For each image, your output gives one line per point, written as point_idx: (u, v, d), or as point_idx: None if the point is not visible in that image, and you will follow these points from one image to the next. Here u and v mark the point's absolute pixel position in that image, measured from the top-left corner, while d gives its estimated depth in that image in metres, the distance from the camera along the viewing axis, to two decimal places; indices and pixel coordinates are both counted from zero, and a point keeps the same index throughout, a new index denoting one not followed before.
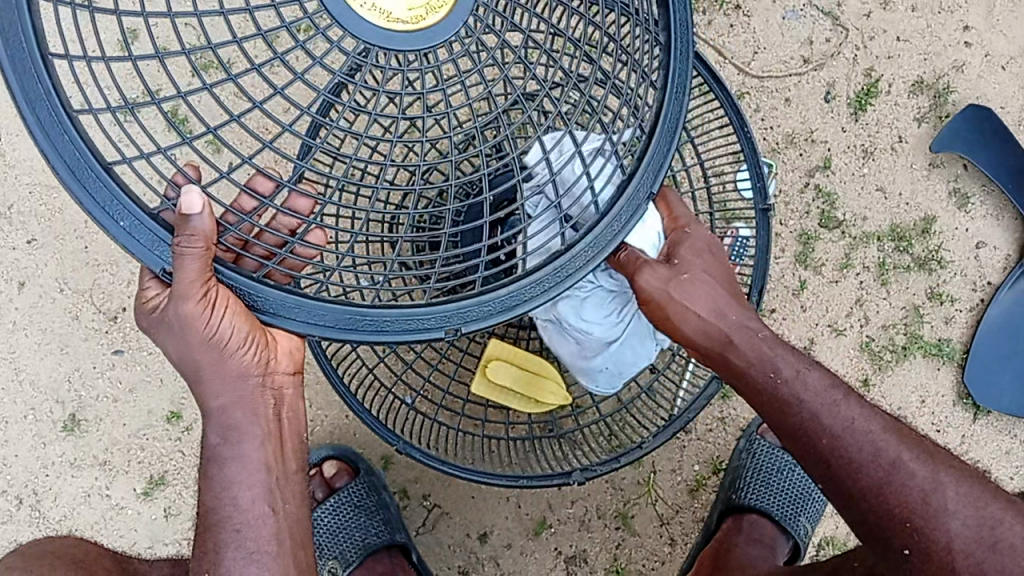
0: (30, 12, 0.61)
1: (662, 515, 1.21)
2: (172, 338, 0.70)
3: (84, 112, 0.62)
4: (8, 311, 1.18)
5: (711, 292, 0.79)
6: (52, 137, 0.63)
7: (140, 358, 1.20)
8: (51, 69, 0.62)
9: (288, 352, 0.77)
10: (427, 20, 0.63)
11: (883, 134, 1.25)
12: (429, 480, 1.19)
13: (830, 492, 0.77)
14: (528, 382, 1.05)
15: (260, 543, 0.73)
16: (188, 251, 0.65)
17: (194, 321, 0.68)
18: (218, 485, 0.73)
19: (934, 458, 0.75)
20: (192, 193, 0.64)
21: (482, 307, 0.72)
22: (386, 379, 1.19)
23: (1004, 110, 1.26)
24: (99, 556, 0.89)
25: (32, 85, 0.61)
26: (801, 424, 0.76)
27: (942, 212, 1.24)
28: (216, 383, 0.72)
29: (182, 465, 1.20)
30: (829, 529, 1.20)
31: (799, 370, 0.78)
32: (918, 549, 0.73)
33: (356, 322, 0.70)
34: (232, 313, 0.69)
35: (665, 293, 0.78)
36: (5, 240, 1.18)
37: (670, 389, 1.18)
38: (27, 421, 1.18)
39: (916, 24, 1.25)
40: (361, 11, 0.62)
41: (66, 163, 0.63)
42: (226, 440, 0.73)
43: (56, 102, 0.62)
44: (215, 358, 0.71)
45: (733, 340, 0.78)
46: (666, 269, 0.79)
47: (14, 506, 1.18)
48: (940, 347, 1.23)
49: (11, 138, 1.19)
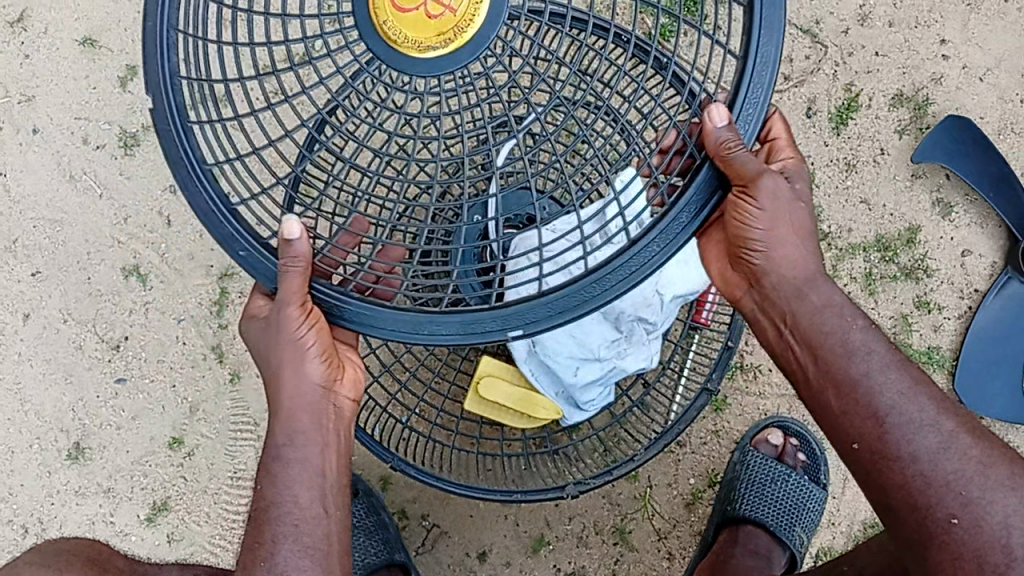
0: (173, 90, 0.70)
1: (659, 529, 1.22)
2: (269, 343, 0.76)
3: (215, 164, 0.70)
4: (13, 342, 1.22)
5: (810, 230, 0.80)
6: (191, 189, 0.71)
7: (142, 386, 1.22)
8: (187, 132, 0.71)
9: (352, 379, 0.80)
10: (459, 39, 0.65)
11: (865, 147, 1.27)
12: (429, 499, 1.21)
13: (864, 454, 0.74)
14: (521, 400, 1.06)
15: (315, 539, 0.74)
16: (291, 270, 0.71)
17: (289, 328, 0.73)
18: (279, 483, 0.75)
19: (983, 440, 0.74)
20: (293, 221, 0.70)
21: (544, 307, 0.71)
22: (384, 400, 1.22)
23: (983, 120, 1.28)
24: (112, 556, 0.91)
25: (174, 144, 0.70)
26: (865, 372, 0.75)
27: (926, 222, 1.27)
28: (291, 386, 0.75)
29: (183, 491, 1.22)
30: (825, 539, 1.21)
31: (870, 323, 0.78)
32: (968, 518, 0.71)
33: (423, 324, 0.71)
34: (320, 328, 0.74)
35: (759, 210, 0.76)
36: (11, 273, 1.22)
37: (664, 401, 1.19)
38: (32, 449, 1.22)
39: (893, 39, 1.28)
40: (395, 47, 0.66)
41: (201, 208, 0.71)
42: (291, 441, 0.75)
43: (192, 160, 0.71)
44: (297, 364, 0.75)
45: (816, 278, 0.79)
46: (782, 187, 0.77)
47: (20, 534, 1.21)
48: (929, 354, 1.26)
49: (15, 175, 1.23)
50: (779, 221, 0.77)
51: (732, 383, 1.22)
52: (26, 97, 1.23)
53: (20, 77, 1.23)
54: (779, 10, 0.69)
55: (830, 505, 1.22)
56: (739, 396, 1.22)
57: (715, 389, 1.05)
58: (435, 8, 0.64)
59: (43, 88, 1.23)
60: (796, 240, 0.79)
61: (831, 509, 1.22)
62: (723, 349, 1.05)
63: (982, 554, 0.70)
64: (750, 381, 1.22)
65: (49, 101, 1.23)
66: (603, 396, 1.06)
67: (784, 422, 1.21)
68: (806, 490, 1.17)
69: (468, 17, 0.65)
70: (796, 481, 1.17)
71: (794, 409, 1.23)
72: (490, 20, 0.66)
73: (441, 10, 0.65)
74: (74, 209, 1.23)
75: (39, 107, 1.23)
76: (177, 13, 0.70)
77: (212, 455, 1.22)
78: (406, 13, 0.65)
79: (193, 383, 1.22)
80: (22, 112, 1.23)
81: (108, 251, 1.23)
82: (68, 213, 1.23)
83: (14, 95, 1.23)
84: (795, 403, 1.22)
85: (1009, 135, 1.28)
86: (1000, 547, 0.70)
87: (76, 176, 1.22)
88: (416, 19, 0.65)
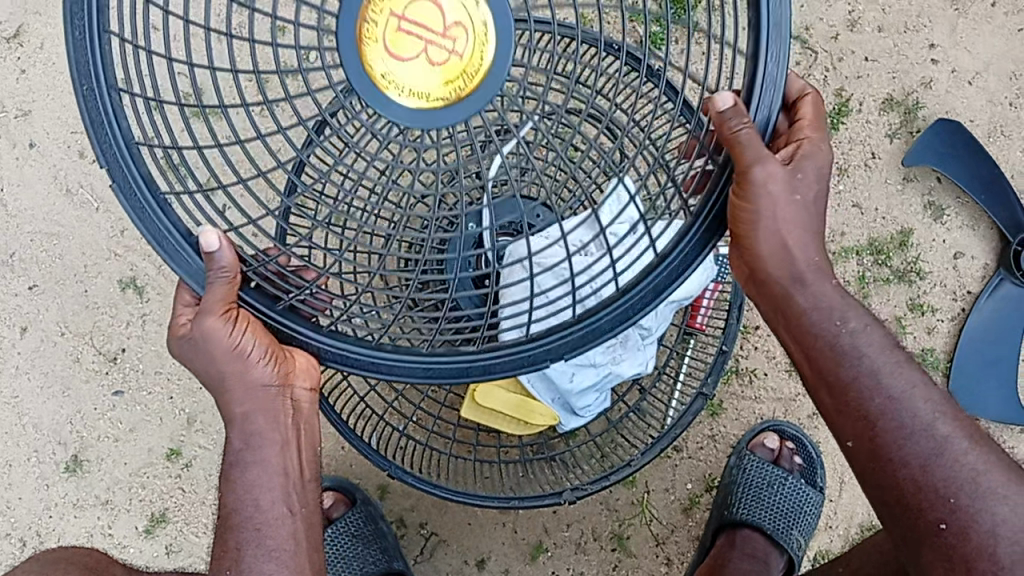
0: (133, 161, 0.66)
1: (657, 534, 1.22)
2: (206, 359, 0.73)
3: (171, 194, 0.67)
4: (11, 356, 1.22)
5: (808, 222, 0.74)
6: (145, 217, 0.68)
7: (139, 399, 1.22)
8: (163, 206, 0.68)
9: (307, 369, 0.75)
10: (468, 86, 0.63)
11: (857, 151, 1.28)
12: (426, 508, 1.21)
13: (858, 452, 0.75)
14: (517, 407, 1.07)
15: (279, 541, 0.75)
16: (217, 284, 0.69)
17: (218, 338, 0.71)
18: (243, 488, 0.75)
19: (981, 446, 0.74)
20: (209, 235, 0.67)
21: (582, 332, 0.71)
22: (379, 407, 1.22)
23: (973, 123, 1.29)
24: (110, 566, 0.92)
25: (155, 225, 0.68)
26: (856, 376, 0.74)
27: (918, 225, 1.27)
28: (240, 393, 0.74)
29: (182, 502, 1.22)
30: (823, 542, 1.22)
31: (864, 325, 0.75)
32: (955, 523, 0.72)
33: (465, 371, 0.73)
34: (253, 331, 0.72)
35: (754, 206, 0.69)
36: (8, 287, 1.23)
37: (660, 407, 1.19)
38: (30, 463, 1.22)
39: (883, 44, 1.29)
40: (399, 99, 0.62)
41: (154, 234, 0.68)
42: (248, 445, 0.75)
43: (141, 182, 0.67)
44: (237, 372, 0.72)
45: (807, 275, 0.74)
46: (783, 179, 0.69)
47: (18, 548, 1.21)
48: (923, 356, 1.27)
49: (12, 188, 1.23)
50: (774, 220, 0.70)
51: (728, 387, 1.22)
52: (23, 111, 1.24)
53: (16, 92, 1.24)
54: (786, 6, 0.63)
55: (827, 509, 1.22)
56: (735, 400, 1.22)
57: (711, 394, 1.05)
58: (438, 54, 0.61)
59: (39, 103, 1.24)
60: (791, 236, 0.73)
61: (828, 513, 1.22)
62: (717, 354, 1.05)
63: (971, 560, 0.71)
64: (745, 386, 1.22)
65: (45, 115, 1.24)
66: (595, 404, 1.07)
67: (779, 426, 1.20)
68: (802, 494, 1.17)
69: (477, 62, 0.62)
70: (792, 485, 1.17)
71: (789, 412, 1.23)
72: (500, 63, 0.63)
73: (446, 56, 0.62)
74: (71, 223, 1.23)
75: (34, 121, 1.24)
76: (112, 70, 0.65)
77: (210, 466, 1.22)
78: (409, 62, 0.62)
79: (190, 394, 1.22)
80: (19, 126, 1.23)
81: (105, 264, 1.23)
82: (64, 227, 1.23)
83: (10, 109, 1.23)
84: (791, 407, 1.23)
85: (998, 138, 1.29)
86: (988, 556, 0.71)
87: (72, 190, 1.23)
88: (419, 66, 0.62)
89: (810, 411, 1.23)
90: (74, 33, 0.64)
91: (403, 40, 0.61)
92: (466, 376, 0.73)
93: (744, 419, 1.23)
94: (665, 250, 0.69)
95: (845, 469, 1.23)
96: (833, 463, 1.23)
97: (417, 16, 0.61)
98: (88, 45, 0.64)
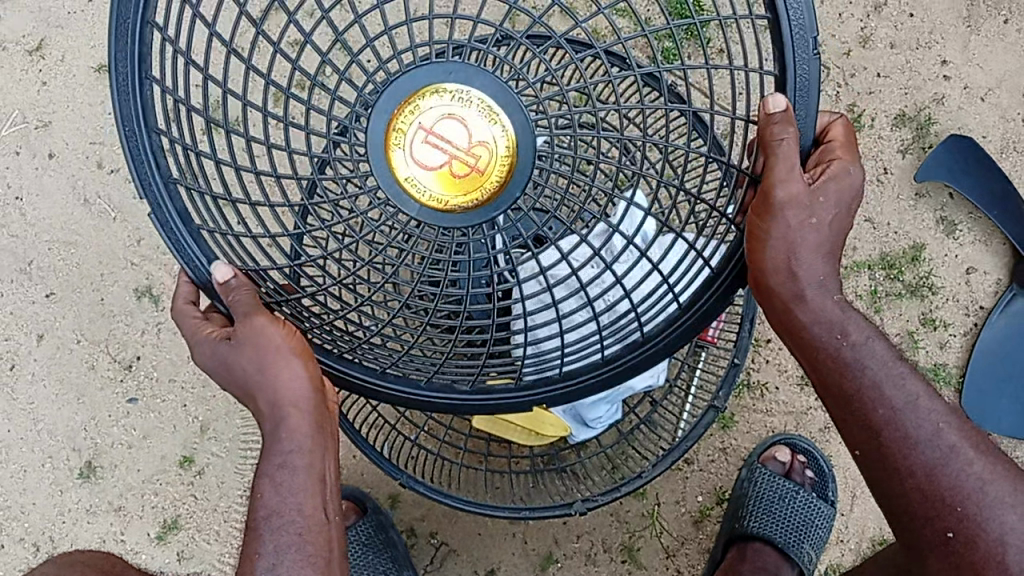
0: (171, 197, 0.70)
1: (667, 547, 1.22)
2: (244, 357, 0.72)
3: (206, 230, 0.70)
4: (27, 362, 1.24)
5: (819, 241, 0.70)
6: (180, 248, 0.71)
7: (154, 406, 1.23)
8: (197, 238, 0.72)
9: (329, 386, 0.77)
10: (485, 198, 0.67)
11: (869, 166, 1.28)
12: (436, 518, 1.22)
13: (865, 460, 0.76)
14: (528, 417, 1.07)
15: (318, 547, 0.72)
16: (242, 286, 0.71)
17: (263, 334, 0.71)
18: (284, 491, 0.72)
19: (987, 454, 0.75)
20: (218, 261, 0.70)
21: (586, 387, 0.76)
22: (391, 416, 1.23)
23: (984, 139, 1.29)
24: (125, 568, 0.92)
25: (187, 254, 0.71)
26: (859, 388, 0.73)
27: (930, 240, 1.28)
28: (285, 387, 0.71)
29: (194, 510, 1.23)
30: (835, 557, 1.21)
31: (869, 337, 0.73)
32: (963, 532, 0.74)
33: (454, 408, 0.77)
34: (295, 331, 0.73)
35: (775, 231, 0.68)
36: (26, 293, 1.24)
37: (672, 419, 1.19)
38: (44, 468, 1.23)
39: (895, 60, 1.29)
40: (418, 202, 0.67)
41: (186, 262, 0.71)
42: (295, 447, 0.72)
43: (176, 214, 0.70)
44: (284, 366, 0.71)
45: (812, 291, 0.71)
46: (806, 203, 0.68)
47: (31, 552, 1.22)
48: (935, 371, 1.27)
49: (32, 197, 1.25)
50: (792, 242, 0.69)
51: (739, 400, 1.22)
52: (43, 121, 1.25)
53: (38, 103, 1.26)
54: (814, 89, 0.65)
55: (838, 523, 1.22)
56: (746, 413, 1.22)
57: (723, 407, 1.04)
58: (461, 168, 0.66)
59: (59, 114, 1.25)
60: (809, 253, 0.70)
61: (839, 528, 1.22)
62: (729, 366, 1.04)
63: (980, 568, 0.73)
64: (757, 400, 1.22)
65: (65, 126, 1.25)
66: (606, 412, 1.06)
67: (791, 440, 1.20)
68: (814, 507, 1.16)
69: (497, 178, 0.66)
70: (803, 499, 1.16)
71: (801, 425, 1.23)
72: (517, 178, 0.67)
73: (467, 170, 0.66)
74: (88, 232, 1.25)
75: (54, 131, 1.25)
76: (153, 112, 0.68)
77: (222, 474, 1.23)
78: (429, 171, 0.66)
79: (204, 403, 1.23)
80: (40, 136, 1.25)
81: (121, 272, 1.24)
82: (82, 235, 1.25)
83: (31, 120, 1.25)
84: (803, 420, 1.23)
85: (1011, 154, 1.29)
86: (996, 562, 0.73)
87: (90, 200, 1.24)
88: (440, 176, 0.66)
89: (822, 425, 1.23)
90: (119, 72, 0.67)
91: (429, 151, 0.66)
92: (457, 413, 0.77)
93: (754, 431, 1.22)
94: (649, 334, 0.74)
95: (857, 484, 1.23)
96: (845, 478, 1.23)
97: (444, 132, 0.66)
98: (132, 88, 0.67)
